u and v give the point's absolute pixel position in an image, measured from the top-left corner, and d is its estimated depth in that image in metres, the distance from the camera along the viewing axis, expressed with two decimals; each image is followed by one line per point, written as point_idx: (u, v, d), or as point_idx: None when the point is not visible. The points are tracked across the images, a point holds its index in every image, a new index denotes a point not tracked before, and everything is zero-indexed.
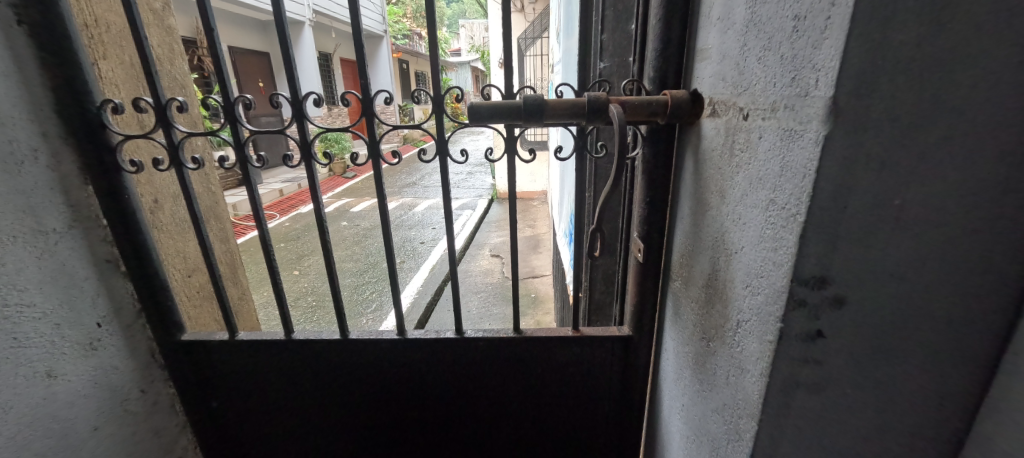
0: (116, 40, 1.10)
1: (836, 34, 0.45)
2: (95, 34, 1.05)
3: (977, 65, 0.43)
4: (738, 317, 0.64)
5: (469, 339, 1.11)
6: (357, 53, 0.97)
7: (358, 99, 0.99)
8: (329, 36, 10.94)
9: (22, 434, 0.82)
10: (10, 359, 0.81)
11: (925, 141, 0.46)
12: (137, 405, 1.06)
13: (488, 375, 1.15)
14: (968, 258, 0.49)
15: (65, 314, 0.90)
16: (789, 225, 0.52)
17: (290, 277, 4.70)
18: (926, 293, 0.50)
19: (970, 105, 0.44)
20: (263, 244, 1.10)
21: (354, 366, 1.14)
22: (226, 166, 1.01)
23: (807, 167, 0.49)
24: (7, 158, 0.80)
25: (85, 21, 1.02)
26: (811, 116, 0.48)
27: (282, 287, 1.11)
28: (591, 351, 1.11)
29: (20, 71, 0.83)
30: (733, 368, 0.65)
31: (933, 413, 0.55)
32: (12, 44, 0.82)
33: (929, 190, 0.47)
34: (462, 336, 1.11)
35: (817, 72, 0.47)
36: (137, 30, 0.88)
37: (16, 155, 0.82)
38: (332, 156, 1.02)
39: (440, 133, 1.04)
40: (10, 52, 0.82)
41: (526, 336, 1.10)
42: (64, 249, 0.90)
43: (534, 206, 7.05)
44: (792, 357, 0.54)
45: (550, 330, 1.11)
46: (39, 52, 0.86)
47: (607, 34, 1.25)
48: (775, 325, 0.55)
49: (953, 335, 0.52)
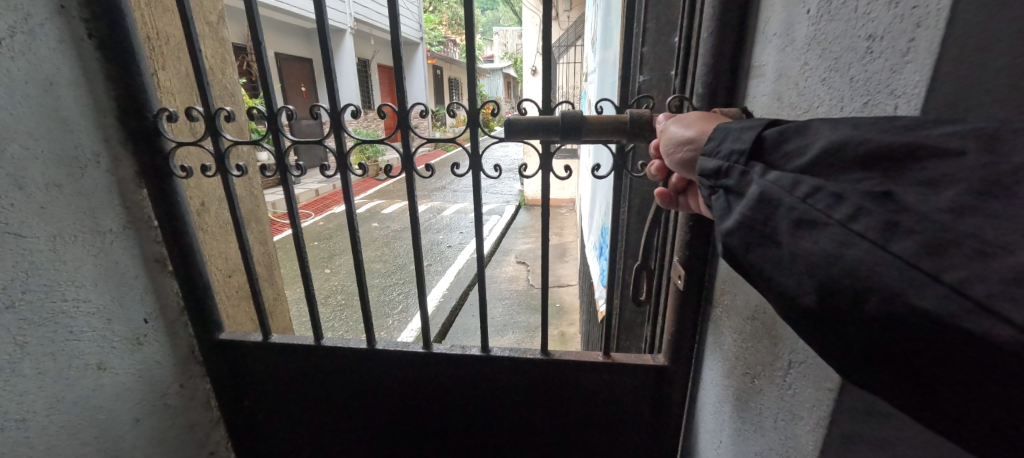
0: (174, 50, 1.15)
1: (922, 58, 0.41)
2: (156, 45, 1.10)
3: None
4: (790, 357, 0.60)
5: (495, 357, 1.10)
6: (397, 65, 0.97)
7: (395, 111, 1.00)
8: (368, 41, 11.28)
9: (72, 426, 0.85)
10: (65, 351, 0.84)
11: None
12: (176, 400, 1.09)
13: (513, 396, 1.14)
14: None
15: (116, 311, 0.93)
16: None
17: (321, 274, 4.85)
18: None
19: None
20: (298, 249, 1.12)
21: (380, 376, 1.15)
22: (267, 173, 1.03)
23: None
24: (72, 162, 0.84)
25: (147, 33, 1.07)
26: None
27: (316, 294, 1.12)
28: (622, 379, 1.08)
29: (87, 79, 0.87)
30: (783, 413, 0.61)
31: None
32: (82, 53, 0.86)
33: None
34: (488, 353, 1.10)
35: (897, 98, 0.44)
36: (193, 41, 0.91)
37: (80, 159, 0.86)
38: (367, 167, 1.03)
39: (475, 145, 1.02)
40: (80, 61, 0.86)
41: (553, 359, 1.08)
42: (118, 248, 0.93)
43: (561, 214, 7.04)
44: (856, 408, 0.50)
45: (579, 355, 1.09)
46: (105, 61, 0.90)
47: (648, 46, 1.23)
48: (836, 372, 0.51)
49: None
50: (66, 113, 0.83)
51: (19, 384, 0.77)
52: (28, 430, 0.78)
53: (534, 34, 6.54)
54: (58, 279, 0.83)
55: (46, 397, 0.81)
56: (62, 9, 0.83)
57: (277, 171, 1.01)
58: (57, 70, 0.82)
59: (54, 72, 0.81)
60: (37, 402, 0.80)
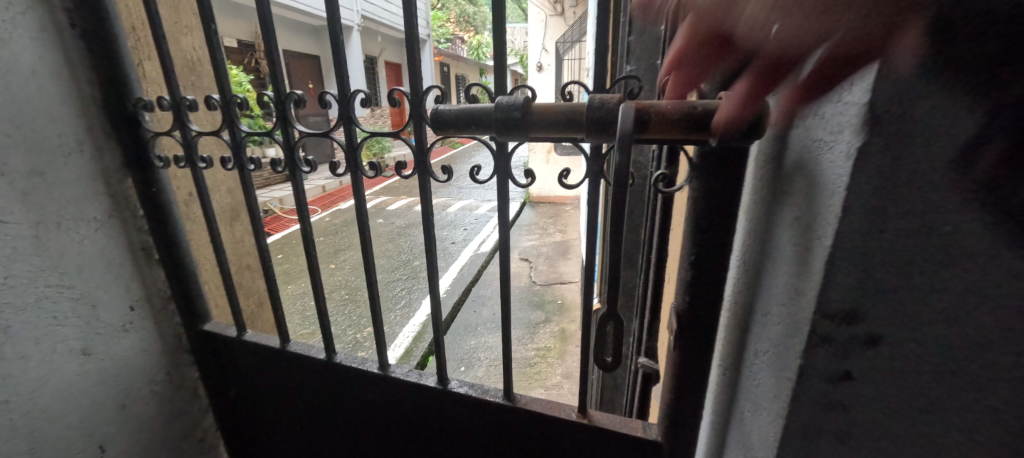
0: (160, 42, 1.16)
1: None
2: (141, 36, 1.10)
3: None
4: (757, 347, 0.59)
5: (453, 392, 1.00)
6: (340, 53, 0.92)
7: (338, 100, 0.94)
8: (374, 37, 11.33)
9: (57, 410, 0.87)
10: (49, 335, 0.86)
11: None
12: (163, 387, 1.10)
13: (478, 439, 1.03)
14: None
15: (104, 298, 0.95)
16: (813, 251, 0.47)
17: (326, 269, 4.91)
18: None
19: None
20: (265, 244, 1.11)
21: (343, 391, 1.11)
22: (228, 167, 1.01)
23: (833, 181, 0.44)
24: (54, 150, 0.86)
25: (132, 25, 1.08)
26: (843, 125, 0.43)
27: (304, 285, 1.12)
28: (600, 443, 0.91)
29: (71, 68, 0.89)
30: (750, 404, 0.61)
31: None
32: (65, 42, 0.87)
33: None
34: (444, 386, 1.00)
35: (853, 75, 0.42)
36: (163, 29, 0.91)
37: (63, 147, 0.87)
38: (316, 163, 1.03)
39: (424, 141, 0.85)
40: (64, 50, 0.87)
41: (519, 406, 0.95)
42: (102, 236, 0.95)
43: (566, 211, 7.03)
44: (814, 398, 0.49)
45: (551, 406, 0.94)
46: (87, 51, 0.91)
47: (637, 37, 1.22)
48: (792, 363, 0.50)
49: None
50: (47, 102, 0.84)
51: (2, 366, 0.79)
52: (11, 412, 0.80)
53: (539, 29, 6.50)
54: (42, 265, 0.84)
55: (29, 381, 0.83)
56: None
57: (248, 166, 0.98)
58: (38, 59, 0.83)
59: (35, 61, 0.83)
60: (22, 386, 0.82)
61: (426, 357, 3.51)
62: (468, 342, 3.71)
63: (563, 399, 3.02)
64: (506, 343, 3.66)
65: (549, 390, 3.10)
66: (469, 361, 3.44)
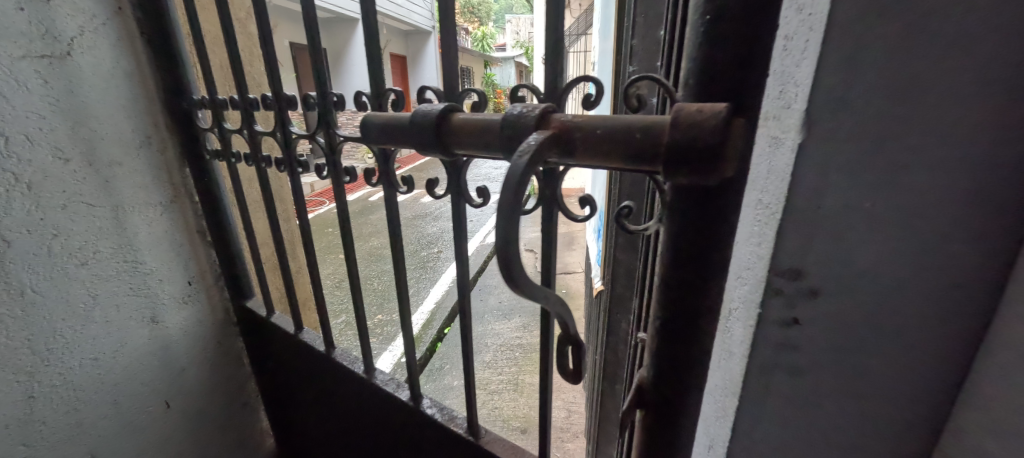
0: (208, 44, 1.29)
1: (814, 47, 0.45)
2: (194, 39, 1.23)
3: None
4: (727, 306, 0.67)
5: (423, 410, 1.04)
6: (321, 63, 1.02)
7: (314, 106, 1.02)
8: (381, 31, 11.45)
9: (127, 361, 1.07)
10: (127, 303, 1.06)
11: None
12: (215, 350, 1.29)
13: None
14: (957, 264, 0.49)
15: (167, 271, 1.14)
16: (769, 222, 0.55)
17: (339, 259, 5.14)
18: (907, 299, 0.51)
19: None
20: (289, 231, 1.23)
21: (341, 383, 1.21)
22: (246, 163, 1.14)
23: (786, 170, 0.51)
24: (129, 146, 1.04)
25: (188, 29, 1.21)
26: (790, 125, 0.50)
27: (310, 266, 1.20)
28: None
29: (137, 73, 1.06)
30: (722, 352, 0.69)
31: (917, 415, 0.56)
32: (134, 49, 1.04)
33: None
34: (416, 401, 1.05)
35: (798, 86, 0.48)
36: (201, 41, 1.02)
37: (136, 142, 1.06)
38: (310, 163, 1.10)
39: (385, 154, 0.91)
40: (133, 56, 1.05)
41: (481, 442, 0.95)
42: (167, 219, 1.13)
43: (571, 204, 7.14)
44: (768, 340, 0.60)
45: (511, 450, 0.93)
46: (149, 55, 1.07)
47: (639, 37, 1.33)
48: (756, 313, 0.60)
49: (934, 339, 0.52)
50: (121, 103, 1.02)
51: (91, 323, 0.99)
52: (97, 358, 1.01)
53: (545, 23, 6.58)
54: (123, 243, 1.04)
55: (111, 341, 1.03)
56: (120, 13, 1.01)
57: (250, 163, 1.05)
58: (116, 65, 1.01)
59: (113, 67, 1.00)
60: (106, 339, 1.02)
61: (435, 342, 3.67)
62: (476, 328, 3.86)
63: (567, 383, 3.16)
64: (512, 329, 3.81)
65: (553, 374, 3.25)
66: (476, 347, 3.59)
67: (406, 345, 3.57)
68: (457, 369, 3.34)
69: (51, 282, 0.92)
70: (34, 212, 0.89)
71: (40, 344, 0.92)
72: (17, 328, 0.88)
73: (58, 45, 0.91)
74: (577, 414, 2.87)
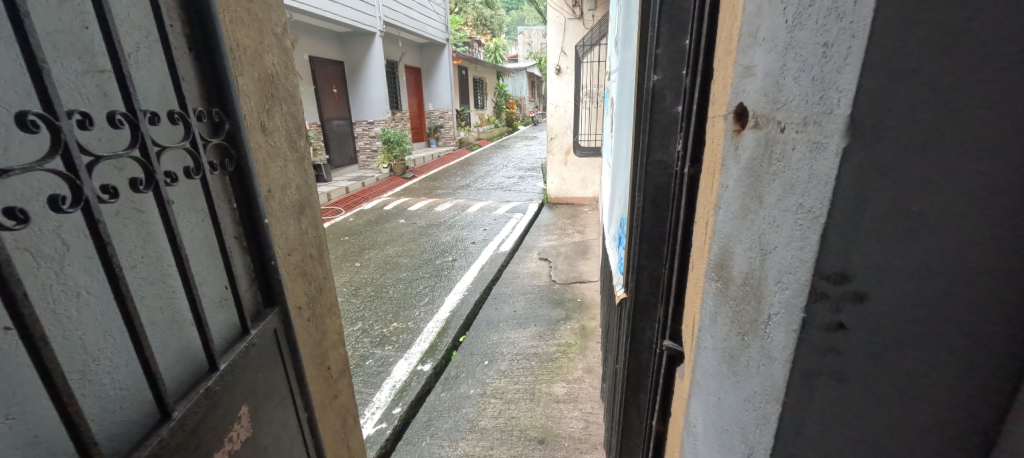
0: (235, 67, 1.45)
1: (854, 61, 0.53)
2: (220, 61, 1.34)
3: (995, 77, 0.48)
4: (769, 310, 0.72)
5: None
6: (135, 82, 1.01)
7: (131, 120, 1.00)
8: (395, 43, 11.70)
9: (167, 360, 1.20)
10: (153, 276, 1.19)
11: (948, 149, 0.50)
12: (225, 342, 1.38)
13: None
14: (1002, 267, 0.51)
15: (202, 276, 1.33)
16: (812, 226, 0.60)
17: (354, 267, 5.22)
18: (952, 300, 0.54)
19: (996, 119, 0.48)
20: (246, 241, 1.29)
21: None
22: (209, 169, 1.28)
23: (828, 174, 0.57)
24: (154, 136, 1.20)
25: (217, 53, 1.33)
26: (833, 131, 0.56)
27: (238, 287, 1.30)
28: None
29: (160, 95, 1.25)
30: (763, 358, 0.74)
31: (967, 419, 0.57)
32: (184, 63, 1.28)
33: (954, 196, 0.51)
34: None
35: (840, 93, 0.55)
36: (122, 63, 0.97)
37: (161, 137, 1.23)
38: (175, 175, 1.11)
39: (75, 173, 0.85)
40: (151, 78, 1.22)
41: None
42: (189, 209, 1.29)
43: (584, 213, 7.14)
44: (814, 344, 0.63)
45: None
46: (193, 69, 1.31)
47: (662, 49, 1.37)
48: (798, 316, 0.64)
49: (979, 340, 0.54)
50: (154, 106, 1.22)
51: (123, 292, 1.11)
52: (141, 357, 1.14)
53: (557, 34, 6.65)
54: (144, 224, 1.17)
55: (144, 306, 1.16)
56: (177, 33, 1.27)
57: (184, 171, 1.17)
58: (155, 76, 1.22)
59: (154, 78, 1.22)
60: (150, 339, 1.16)
61: (450, 350, 3.67)
62: (491, 337, 3.85)
63: (584, 393, 3.12)
64: (527, 339, 3.80)
65: (570, 384, 3.22)
66: (491, 355, 3.58)
67: (421, 354, 3.57)
68: (473, 378, 3.33)
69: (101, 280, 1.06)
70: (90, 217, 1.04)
71: (90, 345, 1.04)
72: (71, 327, 1.00)
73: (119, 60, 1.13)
74: (595, 425, 2.83)
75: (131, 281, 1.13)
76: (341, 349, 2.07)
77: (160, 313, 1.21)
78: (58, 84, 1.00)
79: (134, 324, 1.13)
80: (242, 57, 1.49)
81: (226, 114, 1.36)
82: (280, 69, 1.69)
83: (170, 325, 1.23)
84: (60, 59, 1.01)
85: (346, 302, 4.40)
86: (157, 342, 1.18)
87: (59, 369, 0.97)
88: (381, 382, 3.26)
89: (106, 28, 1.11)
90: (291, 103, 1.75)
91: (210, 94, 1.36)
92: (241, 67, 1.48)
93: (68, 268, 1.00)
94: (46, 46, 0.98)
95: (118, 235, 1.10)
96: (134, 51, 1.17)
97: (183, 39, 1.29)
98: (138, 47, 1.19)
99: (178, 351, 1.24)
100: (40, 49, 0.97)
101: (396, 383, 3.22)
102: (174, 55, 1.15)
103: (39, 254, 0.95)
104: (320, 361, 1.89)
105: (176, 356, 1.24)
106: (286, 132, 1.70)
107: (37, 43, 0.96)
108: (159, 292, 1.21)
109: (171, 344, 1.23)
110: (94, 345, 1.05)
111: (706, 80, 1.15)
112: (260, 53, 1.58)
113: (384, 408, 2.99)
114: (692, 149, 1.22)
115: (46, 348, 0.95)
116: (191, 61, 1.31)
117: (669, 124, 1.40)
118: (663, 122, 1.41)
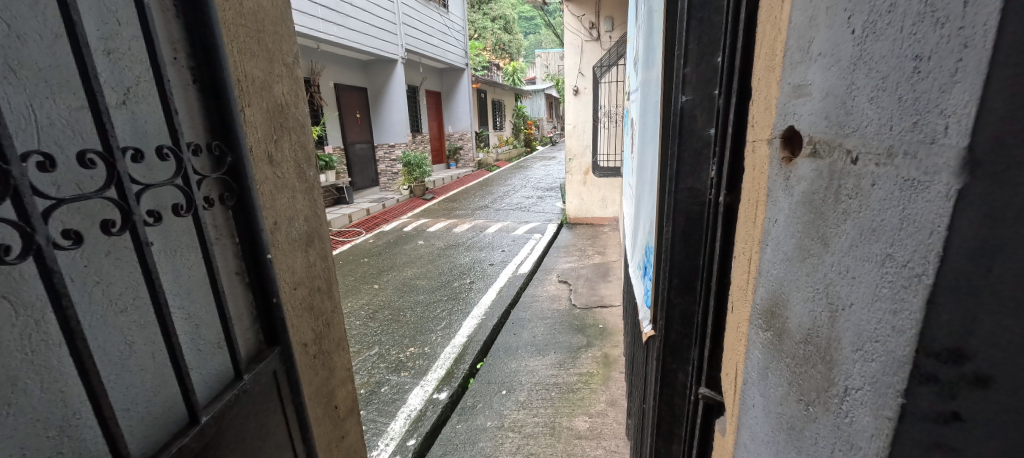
0: (241, 99, 1.40)
1: (970, 78, 0.42)
2: (225, 92, 1.28)
3: None
4: (845, 383, 0.60)
5: None
6: (104, 119, 0.94)
7: (108, 159, 0.95)
8: (416, 68, 11.95)
9: (154, 411, 1.13)
10: (142, 320, 1.12)
11: None
12: (213, 388, 1.29)
13: None
14: None
15: (199, 316, 1.27)
16: (911, 286, 0.49)
17: (371, 289, 5.18)
18: None
19: None
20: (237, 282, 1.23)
21: None
22: (207, 206, 1.22)
23: (935, 222, 0.46)
24: (148, 172, 1.15)
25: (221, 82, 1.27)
26: (940, 167, 0.45)
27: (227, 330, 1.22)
28: None
29: (159, 129, 1.19)
30: (841, 440, 0.61)
31: None
32: (187, 97, 1.23)
33: None
34: None
35: (947, 117, 0.45)
36: (101, 102, 0.94)
37: (155, 173, 1.17)
38: (158, 214, 1.05)
39: (27, 220, 0.82)
40: (152, 112, 1.17)
41: None
42: (185, 249, 1.23)
43: (605, 233, 6.96)
44: (918, 438, 0.49)
45: None
46: (195, 102, 1.26)
47: (691, 67, 1.26)
48: (894, 400, 0.52)
49: None
50: (151, 141, 1.16)
51: (108, 337, 1.03)
52: (128, 408, 1.06)
53: (575, 56, 6.63)
54: (133, 266, 1.10)
55: (130, 353, 1.08)
56: (179, 64, 1.22)
57: (176, 209, 1.11)
58: (154, 110, 1.17)
59: (152, 112, 1.17)
60: (139, 388, 1.09)
61: (467, 378, 3.52)
62: (510, 364, 3.69)
63: (608, 429, 2.91)
64: (546, 367, 3.62)
65: (593, 418, 3.01)
66: (510, 384, 3.41)
67: (437, 381, 3.43)
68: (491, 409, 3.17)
69: (87, 328, 0.98)
70: (79, 261, 0.98)
71: (71, 396, 0.97)
72: (51, 378, 0.93)
73: (118, 95, 1.08)
74: None
75: (119, 327, 1.06)
76: (351, 386, 1.96)
77: (151, 359, 1.13)
78: (50, 122, 0.95)
79: (122, 373, 1.05)
80: (249, 88, 1.44)
81: (228, 146, 1.31)
82: (290, 98, 1.64)
83: (160, 372, 1.15)
84: (54, 95, 0.96)
85: (363, 327, 4.31)
86: (144, 392, 1.11)
87: (36, 427, 0.91)
88: (396, 410, 3.13)
89: (104, 63, 1.06)
90: (299, 132, 1.69)
91: (213, 126, 1.30)
92: (247, 96, 1.43)
93: (50, 317, 0.94)
94: (38, 84, 0.93)
95: (106, 278, 1.04)
96: (134, 85, 1.12)
97: (187, 72, 1.24)
98: (139, 81, 1.14)
99: (168, 399, 1.16)
100: (32, 87, 0.91)
101: (411, 412, 3.09)
102: (166, 91, 1.08)
103: (20, 304, 0.88)
104: (327, 399, 1.78)
105: (166, 406, 1.16)
106: (295, 161, 1.64)
107: (28, 81, 0.91)
108: (152, 337, 1.14)
109: (161, 391, 1.15)
110: (76, 397, 0.98)
111: (743, 99, 1.02)
112: (269, 82, 1.53)
113: (398, 439, 2.85)
114: (727, 176, 1.09)
115: (19, 404, 0.88)
116: (195, 93, 1.26)
117: (701, 148, 1.27)
118: (693, 146, 1.28)
